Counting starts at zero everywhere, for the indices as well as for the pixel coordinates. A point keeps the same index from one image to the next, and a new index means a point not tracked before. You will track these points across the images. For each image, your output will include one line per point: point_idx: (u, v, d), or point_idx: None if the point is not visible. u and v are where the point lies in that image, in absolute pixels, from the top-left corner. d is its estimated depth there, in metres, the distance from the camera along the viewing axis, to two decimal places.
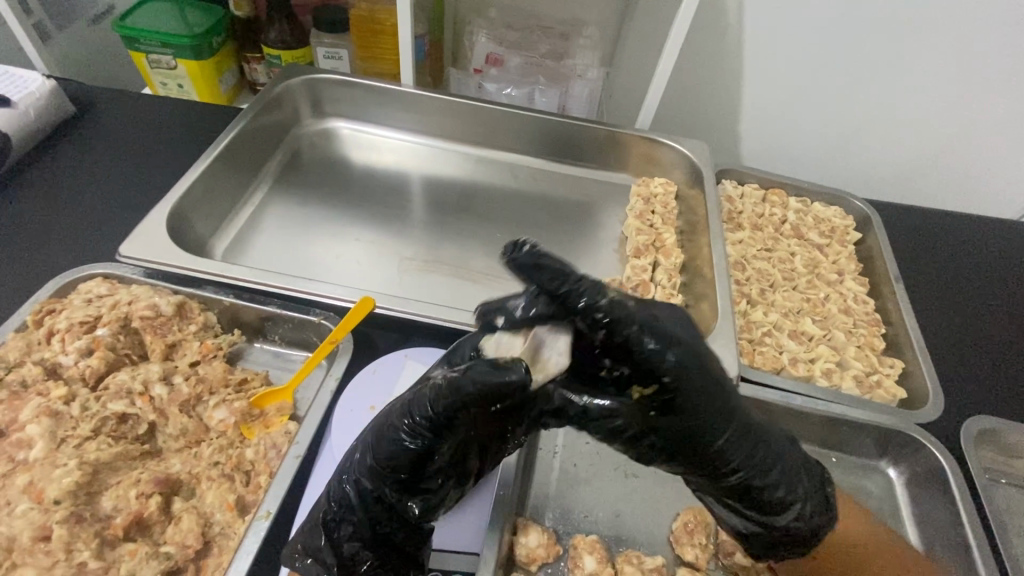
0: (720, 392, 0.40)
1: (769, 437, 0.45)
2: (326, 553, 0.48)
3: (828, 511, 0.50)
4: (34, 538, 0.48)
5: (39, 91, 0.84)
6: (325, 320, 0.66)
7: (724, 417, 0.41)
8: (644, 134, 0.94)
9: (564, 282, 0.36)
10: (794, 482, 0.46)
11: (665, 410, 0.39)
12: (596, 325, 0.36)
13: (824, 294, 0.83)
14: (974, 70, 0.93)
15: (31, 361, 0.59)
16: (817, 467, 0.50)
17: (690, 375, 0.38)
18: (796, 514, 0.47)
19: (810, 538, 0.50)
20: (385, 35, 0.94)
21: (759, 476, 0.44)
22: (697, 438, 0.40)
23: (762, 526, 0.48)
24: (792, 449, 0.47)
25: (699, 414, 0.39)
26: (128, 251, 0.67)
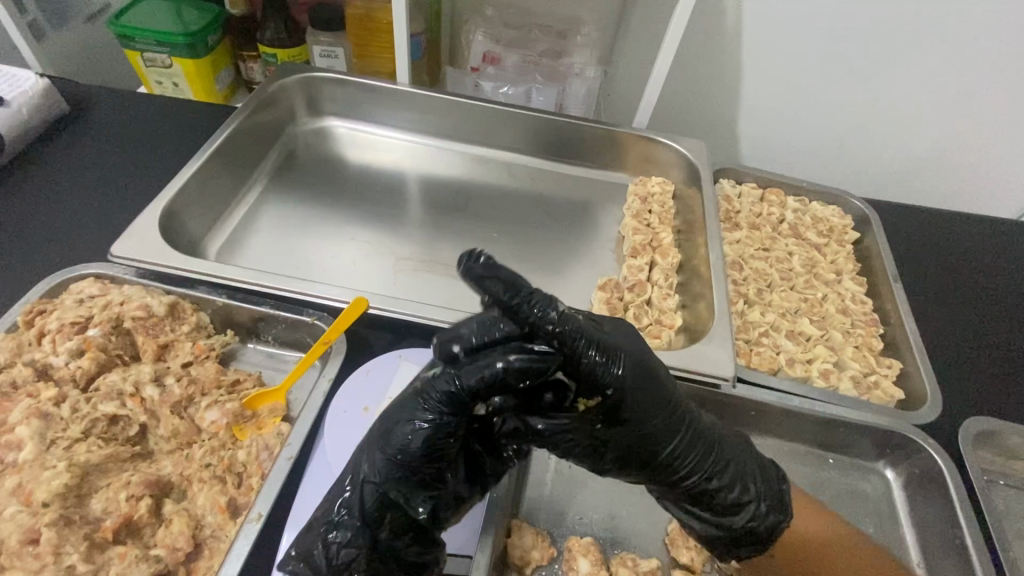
0: (665, 399, 0.46)
1: (718, 441, 0.50)
2: (318, 554, 0.43)
3: (785, 510, 0.52)
4: (23, 541, 0.47)
5: (32, 89, 0.84)
6: (318, 321, 0.65)
7: (670, 425, 0.47)
8: (641, 133, 0.94)
9: (516, 294, 0.42)
10: (746, 482, 0.50)
11: (612, 420, 0.45)
12: (543, 335, 0.43)
13: (821, 294, 0.83)
14: (974, 68, 0.92)
15: (21, 362, 0.59)
16: (772, 466, 0.53)
17: (636, 386, 0.45)
18: (751, 514, 0.50)
19: (774, 534, 0.51)
20: (381, 33, 0.93)
21: (709, 478, 0.48)
22: (647, 444, 0.46)
23: (723, 529, 0.50)
24: (741, 450, 0.52)
25: (649, 419, 0.45)
26: (119, 251, 0.66)
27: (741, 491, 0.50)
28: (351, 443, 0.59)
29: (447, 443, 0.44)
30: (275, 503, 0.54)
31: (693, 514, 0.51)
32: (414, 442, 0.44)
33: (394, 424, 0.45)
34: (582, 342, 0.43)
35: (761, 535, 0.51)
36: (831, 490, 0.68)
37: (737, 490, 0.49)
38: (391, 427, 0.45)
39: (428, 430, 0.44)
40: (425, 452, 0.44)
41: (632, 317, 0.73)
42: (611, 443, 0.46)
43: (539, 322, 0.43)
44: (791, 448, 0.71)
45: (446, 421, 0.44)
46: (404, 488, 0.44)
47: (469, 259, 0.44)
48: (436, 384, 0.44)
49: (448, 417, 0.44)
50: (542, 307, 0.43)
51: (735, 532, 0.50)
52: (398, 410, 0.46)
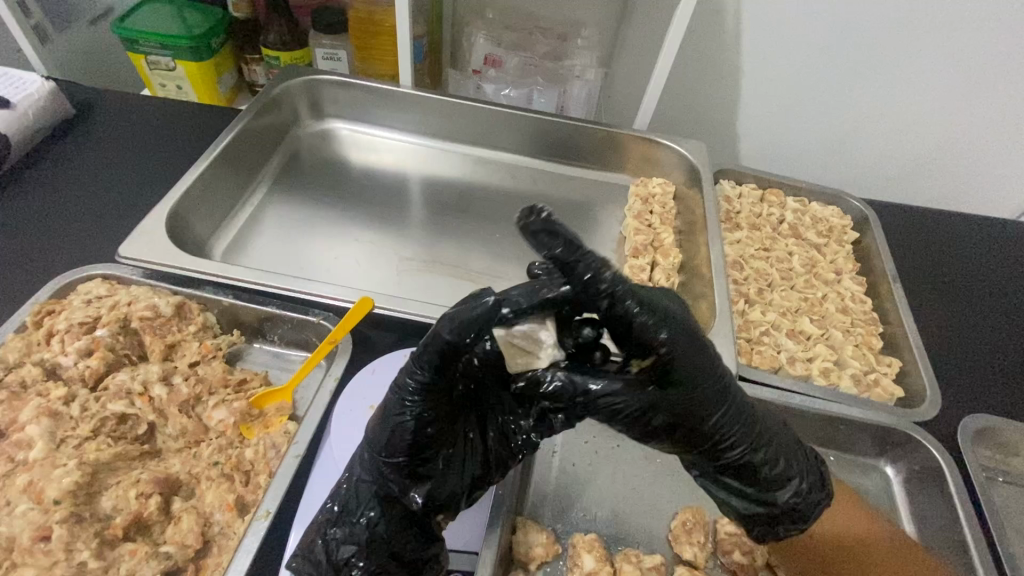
0: (711, 365, 0.42)
1: (761, 415, 0.47)
2: (318, 549, 0.46)
3: (824, 487, 0.52)
4: (34, 538, 0.48)
5: (38, 92, 0.84)
6: (324, 321, 0.66)
7: (716, 393, 0.43)
8: (642, 135, 0.95)
9: (573, 251, 0.36)
10: (789, 455, 0.48)
11: (665, 384, 0.41)
12: (598, 298, 0.38)
13: (821, 293, 0.83)
14: (972, 69, 0.93)
15: (31, 362, 0.59)
16: (811, 449, 0.52)
17: (684, 349, 0.40)
18: (794, 488, 0.48)
19: (810, 514, 0.50)
20: (384, 36, 0.94)
21: (759, 451, 0.45)
22: (696, 409, 0.42)
23: (767, 505, 0.48)
24: (779, 427, 0.49)
25: (694, 386, 0.41)
26: (127, 252, 0.67)
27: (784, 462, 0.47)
28: (357, 441, 0.59)
29: (434, 435, 0.42)
30: (282, 500, 0.54)
31: (741, 491, 0.48)
32: (399, 438, 0.41)
33: (382, 418, 0.42)
34: (633, 303, 0.39)
35: (800, 513, 0.49)
36: None
37: (782, 465, 0.47)
38: (379, 422, 0.43)
39: (410, 426, 0.41)
40: (410, 449, 0.41)
41: None
42: (661, 408, 0.41)
43: (593, 284, 0.37)
44: None
45: (425, 410, 0.41)
46: (396, 483, 0.43)
47: (529, 211, 0.34)
48: (409, 372, 0.40)
49: (426, 408, 0.41)
50: (596, 266, 0.37)
51: (778, 508, 0.48)
52: (385, 400, 0.42)
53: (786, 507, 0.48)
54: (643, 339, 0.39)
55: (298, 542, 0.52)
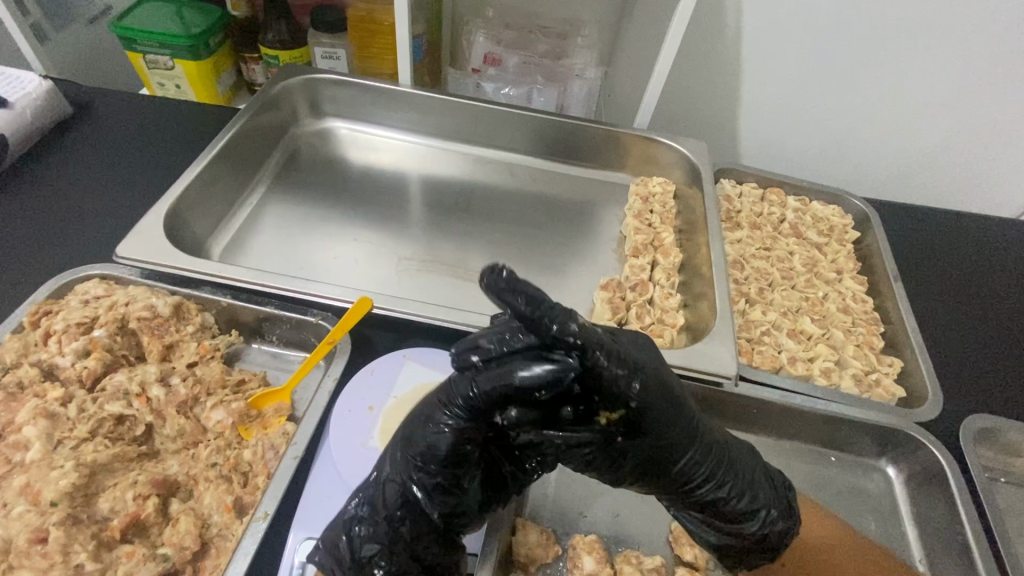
0: (676, 413, 0.45)
1: (730, 452, 0.50)
2: (342, 546, 0.46)
3: (792, 516, 0.52)
4: (31, 540, 0.47)
5: (35, 91, 0.84)
6: (323, 321, 0.65)
7: (683, 439, 0.46)
8: (642, 133, 0.94)
9: (538, 306, 0.39)
10: (756, 489, 0.50)
11: (633, 433, 0.44)
12: (566, 349, 0.40)
13: (822, 293, 0.83)
14: (974, 68, 0.93)
15: (28, 363, 0.59)
16: (775, 473, 0.54)
17: (650, 397, 0.44)
18: (763, 519, 0.50)
19: (780, 542, 0.52)
20: (383, 34, 0.94)
21: (726, 488, 0.48)
22: (662, 452, 0.45)
23: (735, 536, 0.51)
24: (746, 456, 0.52)
25: (663, 433, 0.45)
26: (124, 251, 0.67)
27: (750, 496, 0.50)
28: (356, 442, 0.59)
29: (469, 449, 0.44)
30: (281, 502, 0.54)
31: (712, 522, 0.51)
32: (436, 448, 0.43)
33: (416, 427, 0.45)
34: (602, 355, 0.41)
35: (769, 542, 0.52)
36: (834, 487, 0.68)
37: (748, 499, 0.49)
38: (412, 431, 0.45)
39: (451, 435, 0.43)
40: (446, 458, 0.43)
41: (634, 317, 0.74)
42: (631, 453, 0.45)
43: (560, 337, 0.40)
44: (793, 446, 0.71)
45: (465, 427, 0.43)
46: (424, 489, 0.44)
47: (493, 271, 0.38)
48: (459, 391, 0.43)
49: (470, 425, 0.43)
50: (561, 320, 0.40)
51: (747, 538, 0.51)
52: (421, 412, 0.45)
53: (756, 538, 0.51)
54: (613, 391, 0.42)
55: (296, 543, 0.52)
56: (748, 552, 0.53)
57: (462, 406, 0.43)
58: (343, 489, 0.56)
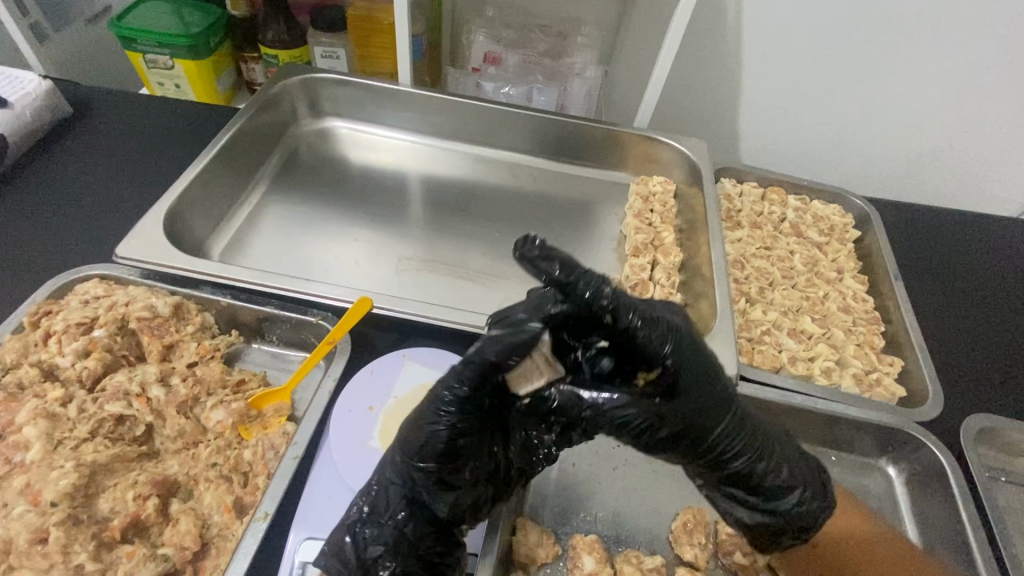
0: (711, 380, 0.47)
1: (763, 428, 0.51)
2: (346, 548, 0.46)
3: (827, 498, 0.53)
4: (31, 540, 0.47)
5: (34, 91, 0.84)
6: (323, 321, 0.65)
7: (717, 407, 0.47)
8: (642, 132, 0.94)
9: (572, 272, 0.44)
10: (789, 466, 0.51)
11: (668, 394, 0.45)
12: (602, 309, 0.44)
13: (823, 292, 0.83)
14: (975, 67, 0.93)
15: (28, 363, 0.59)
16: (813, 455, 0.54)
17: (684, 358, 0.45)
18: (797, 498, 0.51)
19: (815, 522, 0.52)
20: (383, 33, 0.94)
21: (760, 461, 0.49)
22: (698, 421, 0.46)
23: (771, 514, 0.51)
24: (784, 440, 0.53)
25: (698, 399, 0.46)
26: (124, 251, 0.67)
27: (785, 470, 0.50)
28: (356, 442, 0.59)
29: (465, 443, 0.45)
30: (281, 501, 0.54)
31: (744, 501, 0.51)
32: (434, 444, 0.44)
33: (411, 427, 0.45)
34: (633, 316, 0.45)
35: (803, 523, 0.51)
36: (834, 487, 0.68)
37: (784, 474, 0.50)
38: (409, 431, 0.45)
39: (446, 432, 0.43)
40: (444, 452, 0.44)
41: None
42: (666, 419, 0.45)
43: (596, 299, 0.44)
44: None
45: (459, 421, 0.44)
46: (425, 487, 0.45)
47: (525, 241, 0.44)
48: (447, 384, 0.43)
49: (463, 417, 0.44)
50: (595, 284, 0.44)
51: (782, 517, 0.51)
52: (415, 413, 0.45)
53: (789, 516, 0.51)
54: (646, 350, 0.45)
55: (297, 544, 0.52)
56: (782, 534, 0.52)
57: (463, 393, 0.43)
58: (343, 490, 0.56)
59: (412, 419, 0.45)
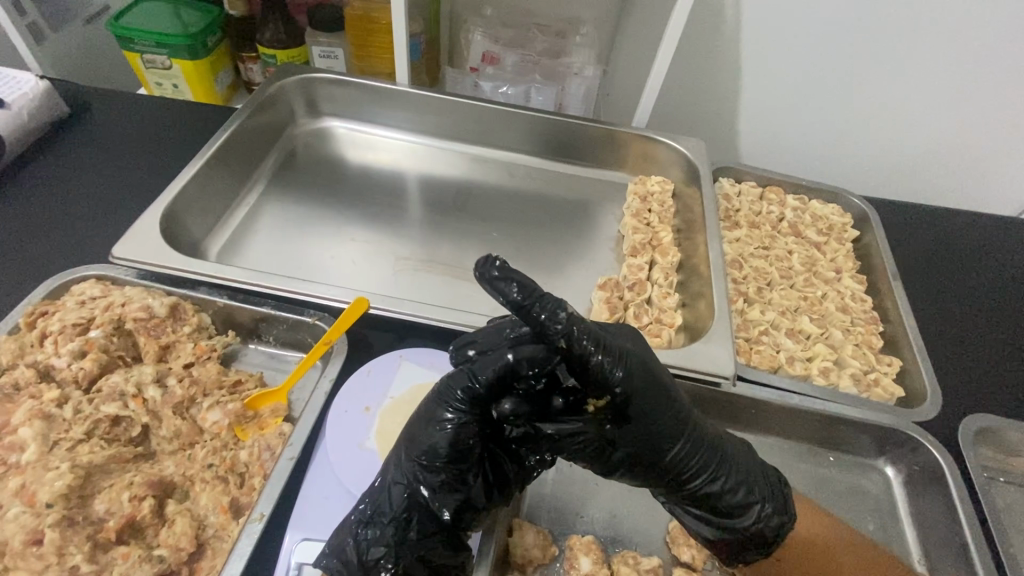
0: (666, 402, 0.47)
1: (721, 445, 0.51)
2: (348, 548, 0.45)
3: (787, 511, 0.52)
4: (26, 541, 0.47)
5: (32, 91, 0.84)
6: (320, 321, 0.65)
7: (672, 428, 0.47)
8: (641, 132, 0.94)
9: (529, 295, 0.42)
10: (747, 483, 0.51)
11: (620, 419, 0.46)
12: (556, 338, 0.42)
13: (821, 292, 0.83)
14: (973, 67, 0.93)
15: (24, 364, 0.59)
16: (771, 468, 0.54)
17: (637, 385, 0.45)
18: (756, 515, 0.51)
19: (776, 537, 0.52)
20: (381, 33, 0.93)
21: (715, 479, 0.49)
22: (652, 443, 0.47)
23: (729, 531, 0.51)
24: (741, 455, 0.53)
25: (651, 421, 0.46)
26: (121, 252, 0.67)
27: (740, 488, 0.50)
28: (352, 442, 0.59)
29: (468, 449, 0.46)
30: (277, 502, 0.54)
31: (703, 516, 0.52)
32: (438, 445, 0.45)
33: (419, 427, 0.47)
34: (589, 343, 0.43)
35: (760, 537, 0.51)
36: (832, 487, 0.68)
37: (740, 492, 0.50)
38: (416, 430, 0.47)
39: (452, 431, 0.45)
40: (450, 454, 0.45)
41: (632, 316, 0.74)
42: (620, 442, 0.47)
43: (549, 324, 0.42)
44: (790, 446, 0.71)
45: (467, 422, 0.45)
46: (430, 488, 0.45)
47: (485, 261, 0.42)
48: (458, 383, 0.46)
49: (471, 419, 0.46)
50: (551, 308, 0.42)
51: (742, 533, 0.51)
52: (422, 414, 0.47)
53: (745, 531, 0.51)
54: (599, 380, 0.43)
55: (293, 544, 0.52)
56: (740, 550, 0.52)
57: (460, 400, 0.45)
58: (339, 490, 0.56)
59: (418, 418, 0.47)
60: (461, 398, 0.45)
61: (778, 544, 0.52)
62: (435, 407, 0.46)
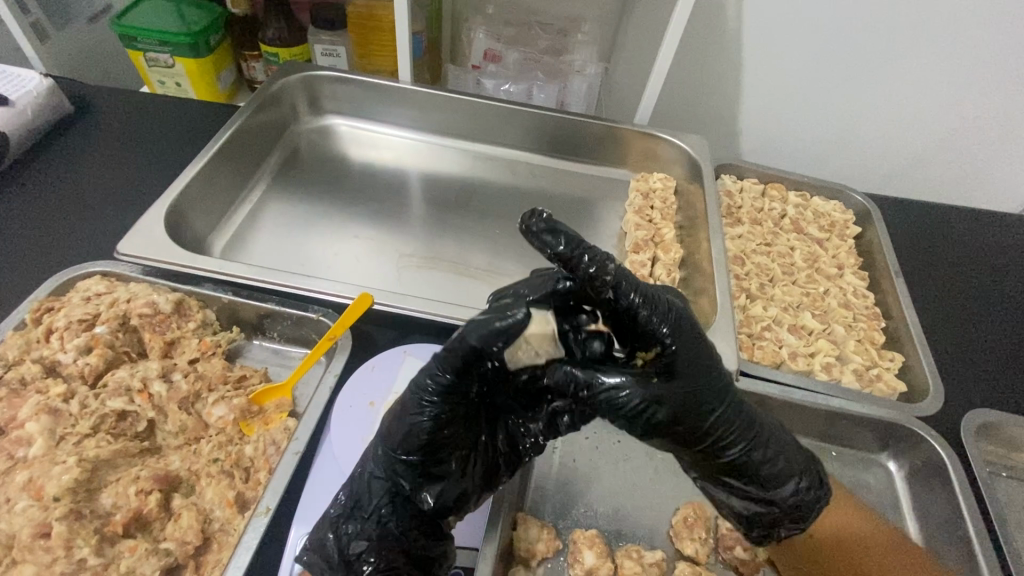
0: (709, 366, 0.45)
1: (760, 417, 0.49)
2: (329, 544, 0.46)
3: (822, 487, 0.52)
4: (34, 534, 0.48)
5: (35, 89, 0.84)
6: (324, 317, 0.66)
7: (716, 394, 0.45)
8: (642, 129, 0.94)
9: (576, 246, 0.44)
10: (786, 456, 0.49)
11: (665, 376, 0.44)
12: (605, 284, 0.44)
13: (823, 288, 0.83)
14: (976, 62, 0.92)
15: (30, 359, 0.59)
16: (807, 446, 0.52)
17: (682, 338, 0.44)
18: (794, 488, 0.49)
19: (812, 511, 0.51)
20: (383, 31, 0.94)
21: (756, 449, 0.47)
22: (696, 400, 0.44)
23: (769, 505, 0.50)
24: (779, 428, 0.51)
25: (695, 382, 0.44)
26: (126, 248, 0.67)
27: (781, 460, 0.49)
28: (356, 437, 0.59)
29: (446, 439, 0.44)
30: (282, 497, 0.54)
31: (743, 491, 0.49)
32: (414, 436, 0.43)
33: (397, 416, 0.45)
34: (635, 296, 0.44)
35: (795, 515, 0.51)
36: (834, 482, 0.68)
37: (783, 463, 0.48)
38: (393, 423, 0.45)
39: (428, 424, 0.43)
40: (427, 446, 0.44)
41: None
42: (665, 400, 0.43)
43: (598, 274, 0.44)
44: (792, 441, 0.71)
45: (442, 412, 0.43)
46: (409, 481, 0.45)
47: (532, 214, 0.46)
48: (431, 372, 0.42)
49: (447, 407, 0.43)
50: (600, 259, 0.44)
51: (779, 505, 0.50)
52: (398, 405, 0.44)
53: (784, 506, 0.50)
54: (646, 330, 0.44)
55: (297, 539, 0.52)
56: (774, 527, 0.52)
57: (450, 373, 0.42)
58: None
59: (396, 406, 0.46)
60: (450, 368, 0.42)
61: (813, 519, 0.52)
62: (411, 397, 0.43)
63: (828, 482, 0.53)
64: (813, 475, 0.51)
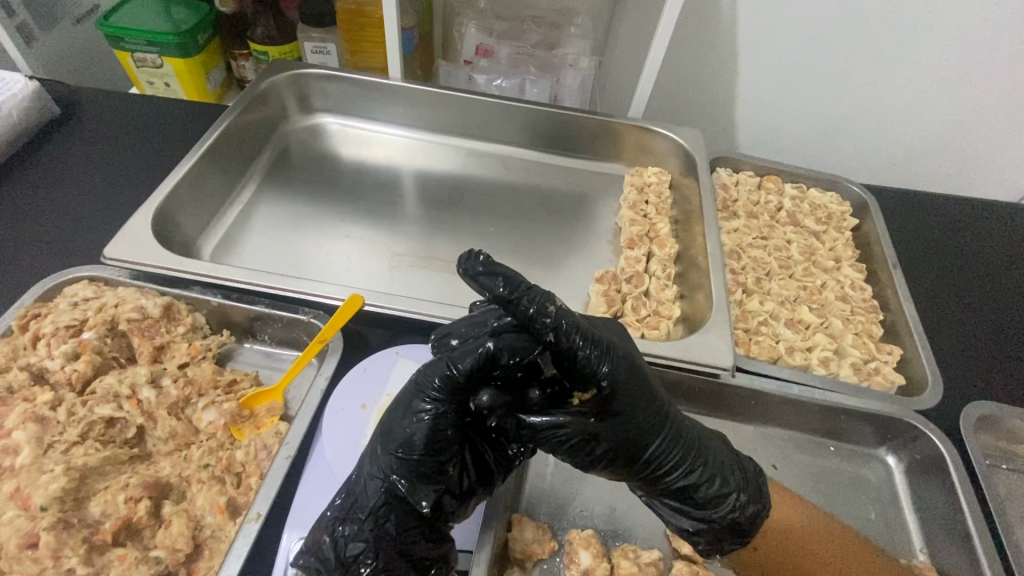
0: (648, 396, 0.46)
1: (699, 439, 0.51)
2: (328, 545, 0.45)
3: (761, 499, 0.52)
4: (21, 545, 0.47)
5: (21, 92, 0.83)
6: (315, 319, 0.65)
7: (655, 424, 0.47)
8: (637, 122, 0.93)
9: (514, 287, 0.43)
10: (723, 476, 0.50)
11: (605, 412, 0.45)
12: (545, 329, 0.42)
13: (820, 281, 0.82)
14: (977, 47, 0.91)
15: (17, 366, 0.58)
16: (748, 459, 0.54)
17: (620, 377, 0.44)
18: (733, 505, 0.50)
19: (753, 526, 0.52)
20: (371, 27, 0.92)
21: (694, 473, 0.49)
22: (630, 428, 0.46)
23: (706, 521, 0.50)
24: (717, 445, 0.53)
25: (633, 413, 0.46)
26: (112, 253, 0.66)
27: (715, 480, 0.50)
28: (348, 440, 0.58)
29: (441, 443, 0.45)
30: (274, 501, 0.53)
31: (680, 509, 0.50)
32: (415, 437, 0.44)
33: (394, 420, 0.46)
34: (577, 336, 0.43)
35: (733, 533, 0.51)
36: (833, 478, 0.68)
37: (717, 483, 0.50)
38: (390, 425, 0.46)
39: (429, 423, 0.44)
40: (427, 447, 0.44)
41: (631, 309, 0.73)
42: (603, 436, 0.45)
43: (537, 317, 0.43)
44: (790, 437, 0.70)
45: (442, 414, 0.44)
46: (407, 480, 0.45)
47: (466, 257, 0.45)
48: (435, 372, 0.44)
49: (448, 408, 0.44)
50: (539, 301, 0.43)
51: (720, 523, 0.50)
52: (397, 408, 0.46)
53: (721, 524, 0.50)
54: (586, 372, 0.43)
55: (290, 543, 0.52)
56: (717, 542, 0.52)
57: (437, 389, 0.44)
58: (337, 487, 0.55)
59: (396, 409, 0.46)
60: (437, 385, 0.44)
61: (755, 533, 0.52)
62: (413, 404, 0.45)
63: (768, 493, 0.54)
64: (750, 496, 0.51)
